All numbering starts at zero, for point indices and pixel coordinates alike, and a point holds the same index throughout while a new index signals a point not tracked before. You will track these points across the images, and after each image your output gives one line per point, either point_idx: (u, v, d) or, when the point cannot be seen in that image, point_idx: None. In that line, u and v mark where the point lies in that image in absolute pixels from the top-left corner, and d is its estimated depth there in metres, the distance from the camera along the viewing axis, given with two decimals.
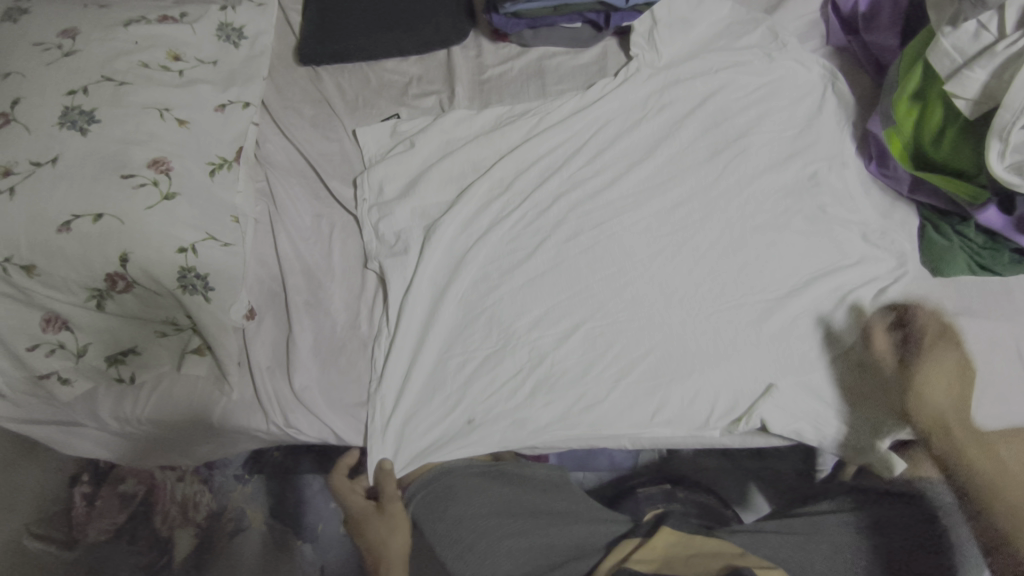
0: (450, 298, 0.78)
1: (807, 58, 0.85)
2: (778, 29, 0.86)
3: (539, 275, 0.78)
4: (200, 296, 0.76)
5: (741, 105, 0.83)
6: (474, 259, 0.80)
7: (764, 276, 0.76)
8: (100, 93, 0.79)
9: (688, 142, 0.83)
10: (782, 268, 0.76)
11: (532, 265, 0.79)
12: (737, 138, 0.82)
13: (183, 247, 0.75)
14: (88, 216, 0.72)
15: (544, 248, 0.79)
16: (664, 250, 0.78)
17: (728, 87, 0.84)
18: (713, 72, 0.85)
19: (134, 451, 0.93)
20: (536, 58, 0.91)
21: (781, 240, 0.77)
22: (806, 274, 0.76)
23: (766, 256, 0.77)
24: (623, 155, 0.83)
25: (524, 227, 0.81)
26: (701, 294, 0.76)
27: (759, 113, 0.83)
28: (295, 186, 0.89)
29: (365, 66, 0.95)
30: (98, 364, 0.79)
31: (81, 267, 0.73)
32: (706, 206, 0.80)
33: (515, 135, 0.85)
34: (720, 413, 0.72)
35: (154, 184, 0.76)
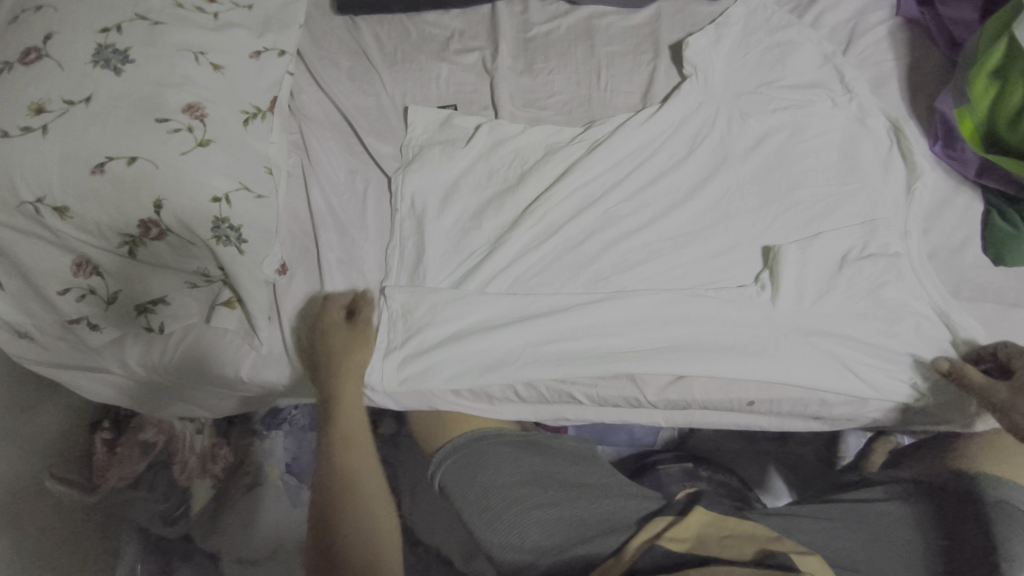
0: (475, 341, 0.71)
1: (869, 97, 0.75)
2: (844, 70, 0.76)
3: (563, 330, 0.71)
4: (234, 248, 0.74)
5: (799, 154, 0.74)
6: (489, 318, 0.73)
7: (814, 355, 0.66)
8: (134, 32, 0.76)
9: (736, 190, 0.75)
10: (835, 351, 0.67)
11: (564, 318, 0.71)
12: (789, 188, 0.74)
13: (217, 196, 0.74)
14: (122, 159, 0.70)
15: (573, 299, 0.72)
16: (702, 317, 0.70)
17: (785, 134, 0.75)
18: (769, 111, 0.76)
19: (156, 399, 0.92)
20: (585, 17, 0.87)
21: (833, 315, 0.68)
22: (865, 359, 0.67)
23: (818, 332, 0.68)
24: (664, 194, 0.76)
25: (551, 270, 0.75)
26: (746, 360, 0.67)
27: (815, 161, 0.74)
28: (330, 140, 0.86)
29: (404, 18, 0.91)
30: (129, 312, 0.77)
31: (115, 211, 0.71)
32: (749, 270, 0.72)
33: (559, 99, 0.83)
34: (756, 396, 0.69)
35: (188, 129, 0.74)
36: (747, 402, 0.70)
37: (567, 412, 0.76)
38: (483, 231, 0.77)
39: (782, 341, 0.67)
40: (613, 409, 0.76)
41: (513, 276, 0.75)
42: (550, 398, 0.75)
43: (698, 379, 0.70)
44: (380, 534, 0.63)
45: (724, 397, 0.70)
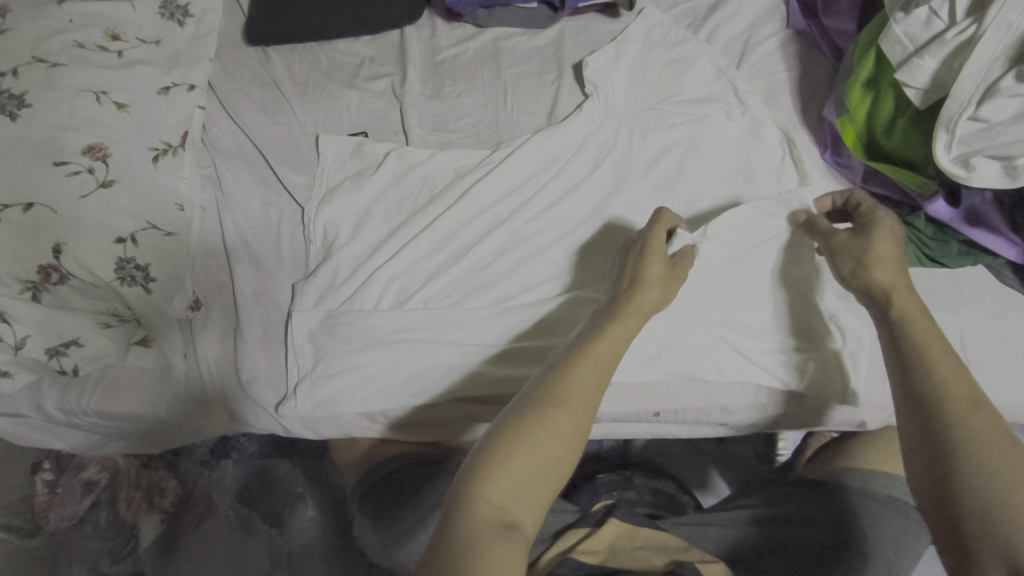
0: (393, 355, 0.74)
1: (759, 108, 0.77)
2: (736, 82, 0.78)
3: (473, 348, 0.73)
4: (141, 288, 0.74)
5: (698, 167, 0.76)
6: (394, 333, 0.75)
7: (709, 344, 0.70)
8: (30, 75, 0.76)
9: (639, 204, 0.77)
10: (725, 344, 0.70)
11: (471, 333, 0.74)
12: (688, 202, 0.75)
13: (122, 237, 0.74)
14: (18, 206, 0.70)
15: (477, 320, 0.74)
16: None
17: (684, 147, 0.77)
18: (668, 127, 0.78)
19: (92, 441, 0.90)
20: (491, 39, 0.87)
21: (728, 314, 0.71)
22: (756, 348, 0.70)
23: (716, 325, 0.70)
24: (571, 212, 0.78)
25: (460, 292, 0.76)
26: (645, 353, 0.69)
27: (712, 174, 0.76)
28: (243, 172, 0.87)
29: (315, 47, 0.92)
30: (38, 356, 0.75)
31: (14, 259, 0.70)
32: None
33: (468, 122, 0.84)
34: (661, 407, 0.71)
35: (89, 171, 0.74)
36: (653, 412, 0.71)
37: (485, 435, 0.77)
38: (393, 253, 0.78)
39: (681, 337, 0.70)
40: None
41: (424, 300, 0.77)
42: (467, 417, 0.76)
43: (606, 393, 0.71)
44: (512, 511, 0.48)
45: (630, 409, 0.71)
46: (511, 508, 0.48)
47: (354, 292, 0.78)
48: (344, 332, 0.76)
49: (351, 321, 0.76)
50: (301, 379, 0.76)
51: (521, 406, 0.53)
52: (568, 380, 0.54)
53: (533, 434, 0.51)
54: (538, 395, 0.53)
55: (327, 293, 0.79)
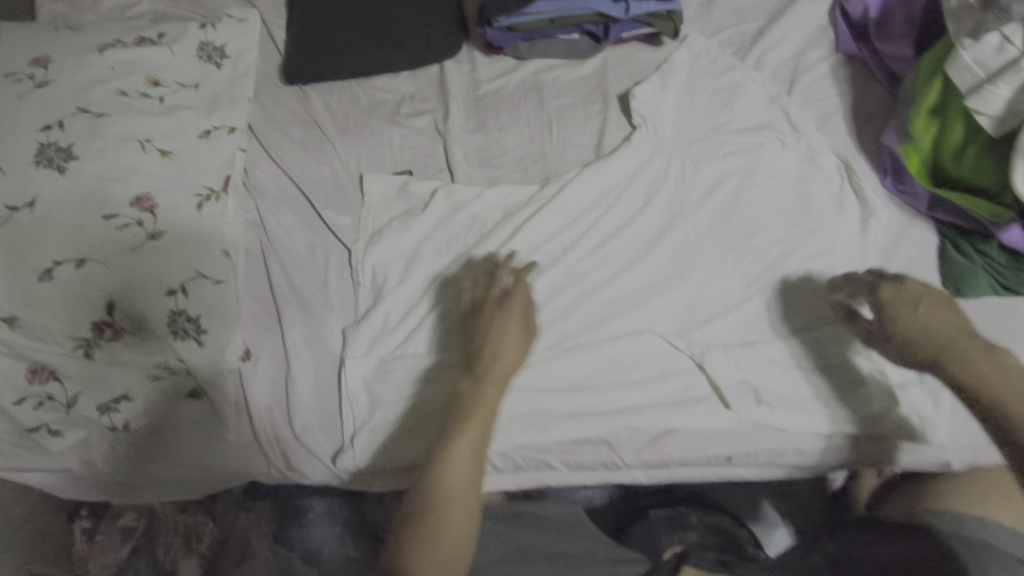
0: (452, 399, 0.73)
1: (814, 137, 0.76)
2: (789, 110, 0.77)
3: (536, 390, 0.71)
4: (193, 342, 0.73)
5: (754, 198, 0.75)
6: (454, 377, 0.75)
7: (783, 383, 0.69)
8: (76, 126, 0.75)
9: (695, 240, 0.75)
10: (796, 383, 0.69)
11: (530, 376, 0.72)
12: (746, 234, 0.74)
13: (173, 288, 0.73)
14: (70, 262, 0.69)
15: (534, 361, 0.72)
16: (666, 353, 0.72)
17: (738, 177, 0.76)
18: (720, 157, 0.77)
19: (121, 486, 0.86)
20: (533, 72, 0.86)
21: (792, 352, 0.70)
22: (825, 387, 0.69)
23: (781, 364, 0.70)
24: (626, 247, 0.76)
25: None
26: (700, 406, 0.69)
27: (768, 204, 0.75)
28: (287, 215, 0.85)
29: (353, 84, 0.91)
30: (90, 413, 0.74)
31: (66, 316, 0.69)
32: (708, 308, 0.73)
33: (514, 157, 0.83)
34: (733, 449, 0.69)
35: (138, 223, 0.73)
36: (724, 456, 0.70)
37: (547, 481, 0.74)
38: (449, 296, 0.78)
39: (755, 380, 0.69)
40: (594, 474, 0.73)
41: None
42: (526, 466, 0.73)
43: (676, 436, 0.70)
44: None
45: (700, 452, 0.69)
46: None
47: (408, 335, 0.77)
48: (404, 375, 0.76)
49: (407, 367, 0.76)
50: (358, 429, 0.75)
51: (431, 465, 0.60)
52: (446, 454, 0.60)
53: (443, 506, 0.57)
54: (427, 472, 0.59)
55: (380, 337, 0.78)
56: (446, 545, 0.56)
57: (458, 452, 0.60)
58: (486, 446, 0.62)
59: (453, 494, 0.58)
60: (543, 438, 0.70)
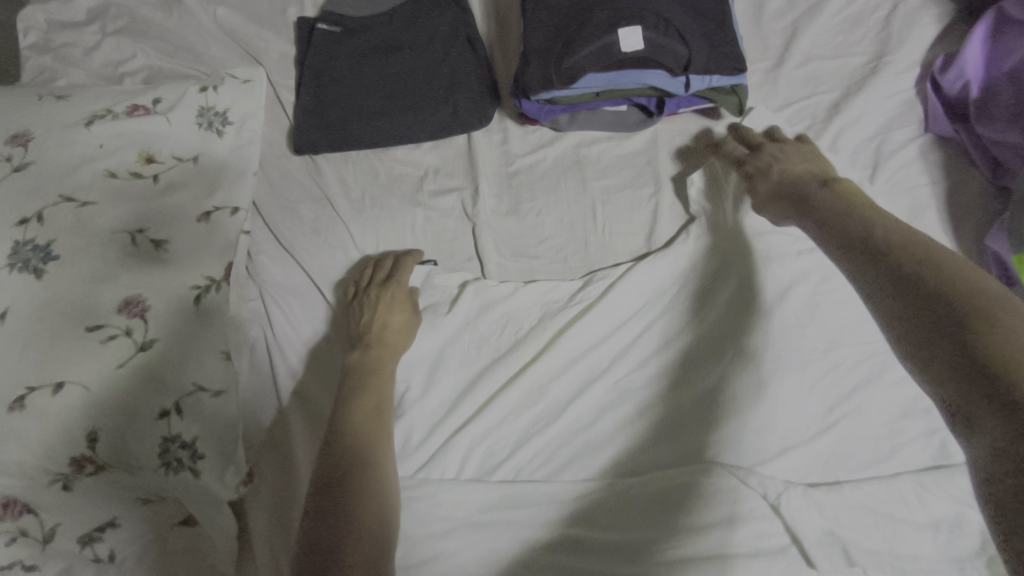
0: (489, 539, 0.60)
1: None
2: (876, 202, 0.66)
3: (584, 538, 0.58)
4: (189, 472, 0.63)
5: (833, 306, 0.66)
6: (490, 507, 0.62)
7: (882, 538, 0.55)
8: (58, 218, 0.66)
9: (769, 344, 0.63)
10: (898, 541, 0.55)
11: (578, 517, 0.61)
12: (825, 347, 0.64)
13: (166, 409, 0.64)
14: (46, 387, 0.60)
15: (579, 498, 0.61)
16: (735, 493, 0.57)
17: (814, 280, 0.66)
18: (792, 255, 0.67)
19: None
20: (572, 146, 0.77)
21: (892, 498, 0.57)
22: (941, 547, 0.55)
23: (877, 512, 0.56)
24: (683, 359, 0.66)
25: (559, 459, 0.64)
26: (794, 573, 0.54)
27: (849, 314, 0.65)
28: (295, 307, 0.76)
29: (370, 154, 0.81)
30: (70, 548, 0.65)
31: (41, 449, 0.60)
32: (783, 434, 0.60)
33: (552, 245, 0.73)
34: None
35: (126, 333, 0.64)
36: None
37: None
38: (481, 410, 0.67)
39: (842, 529, 0.55)
40: None
41: (515, 469, 0.65)
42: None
43: None
44: (361, 515, 0.53)
45: None
46: (372, 513, 0.54)
47: (432, 458, 0.65)
48: (430, 500, 0.62)
49: (431, 498, 0.62)
50: None
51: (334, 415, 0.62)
52: (349, 416, 0.61)
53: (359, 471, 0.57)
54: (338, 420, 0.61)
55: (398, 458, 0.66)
56: (369, 477, 0.57)
57: (356, 402, 0.63)
58: (386, 416, 0.63)
59: (364, 462, 0.58)
60: None
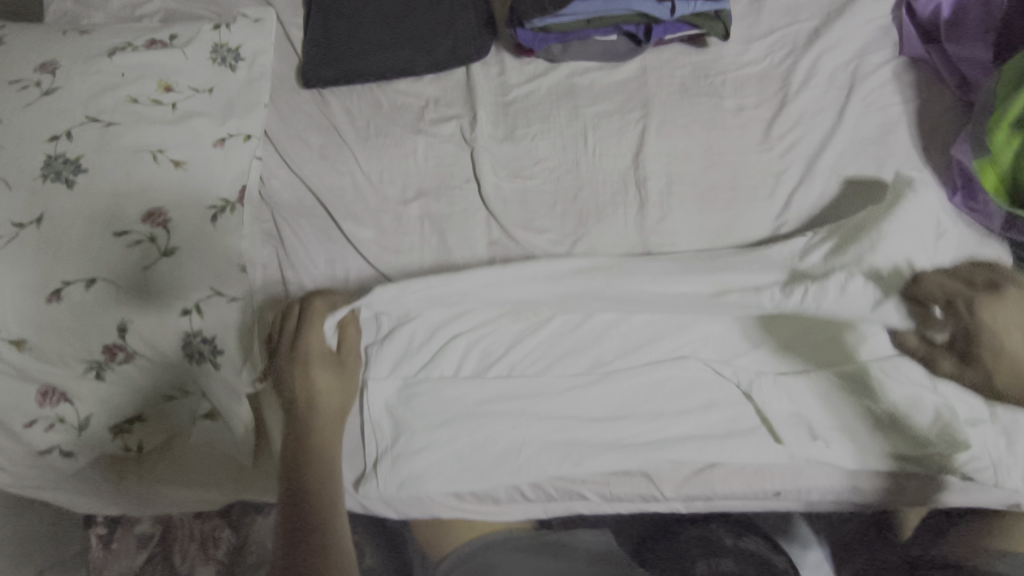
0: (482, 427, 0.68)
1: (866, 151, 0.70)
2: (844, 120, 0.71)
3: (577, 417, 0.67)
4: (209, 363, 0.70)
5: (811, 207, 0.70)
6: (484, 401, 0.69)
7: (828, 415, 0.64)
8: (85, 137, 0.72)
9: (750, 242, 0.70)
10: (861, 427, 0.64)
11: (567, 405, 0.68)
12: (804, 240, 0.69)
13: (187, 308, 0.69)
14: (80, 282, 0.66)
15: (568, 389, 0.68)
16: (710, 380, 0.68)
17: (793, 183, 0.71)
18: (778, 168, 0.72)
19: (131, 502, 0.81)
20: (565, 76, 0.81)
21: (856, 386, 0.64)
22: (882, 421, 0.63)
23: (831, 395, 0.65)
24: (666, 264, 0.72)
25: (548, 356, 0.70)
26: (743, 439, 0.65)
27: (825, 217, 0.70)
28: (304, 226, 0.81)
29: (374, 87, 0.86)
30: (103, 436, 0.71)
31: (77, 339, 0.66)
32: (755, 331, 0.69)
33: (546, 167, 0.78)
34: (783, 485, 0.65)
35: (151, 240, 0.69)
36: (773, 492, 0.65)
37: (579, 510, 0.71)
38: (476, 317, 0.72)
39: (797, 409, 0.65)
40: (629, 505, 0.69)
41: (508, 367, 0.70)
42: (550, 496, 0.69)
43: (719, 470, 0.65)
44: None
45: (742, 484, 0.65)
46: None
47: (433, 357, 0.71)
48: (426, 394, 0.70)
49: (431, 393, 0.69)
50: (379, 456, 0.70)
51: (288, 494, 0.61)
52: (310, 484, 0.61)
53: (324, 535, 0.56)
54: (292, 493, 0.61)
55: (403, 359, 0.72)
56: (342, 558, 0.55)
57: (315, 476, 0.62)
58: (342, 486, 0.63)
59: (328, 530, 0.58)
60: (577, 470, 0.66)
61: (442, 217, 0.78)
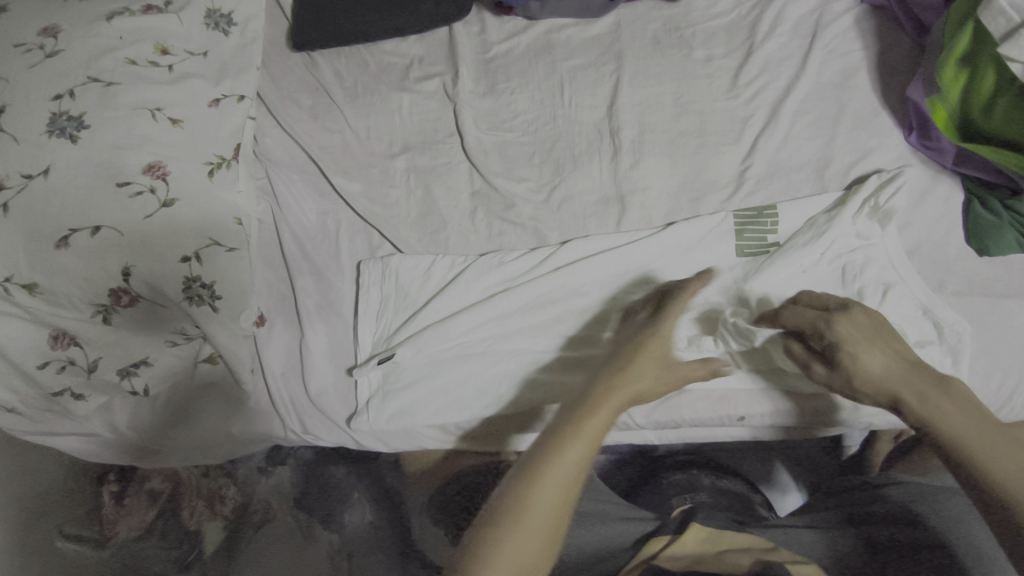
0: (469, 362, 0.73)
1: (829, 95, 0.74)
2: (807, 65, 0.75)
3: (555, 350, 0.72)
4: (208, 306, 0.74)
5: (776, 148, 0.74)
6: (473, 338, 0.74)
7: None
8: (87, 95, 0.76)
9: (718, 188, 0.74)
10: None
11: (548, 338, 0.73)
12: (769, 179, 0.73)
13: (187, 255, 0.73)
14: (85, 230, 0.70)
15: (549, 322, 0.73)
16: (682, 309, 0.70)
17: (758, 129, 0.75)
18: (745, 113, 0.75)
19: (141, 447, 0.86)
20: (543, 32, 0.84)
21: None
22: None
23: None
24: (643, 205, 0.75)
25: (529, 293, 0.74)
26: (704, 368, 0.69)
27: (790, 160, 0.73)
28: (297, 182, 0.85)
29: (361, 49, 0.90)
30: (111, 378, 0.76)
31: (85, 283, 0.71)
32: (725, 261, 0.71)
33: (524, 120, 0.82)
34: (747, 410, 0.69)
35: (151, 191, 0.73)
36: (737, 417, 0.69)
37: None
38: (469, 263, 0.77)
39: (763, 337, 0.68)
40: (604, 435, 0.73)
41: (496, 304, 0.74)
42: (526, 426, 0.74)
43: (688, 399, 0.70)
44: None
45: (709, 411, 0.69)
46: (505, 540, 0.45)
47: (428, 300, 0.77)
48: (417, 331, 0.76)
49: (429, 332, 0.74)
50: (372, 393, 0.76)
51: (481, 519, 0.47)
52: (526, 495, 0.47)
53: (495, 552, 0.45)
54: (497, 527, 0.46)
55: (400, 298, 0.78)
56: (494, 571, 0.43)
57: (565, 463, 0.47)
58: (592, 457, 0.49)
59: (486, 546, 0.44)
60: (554, 400, 0.71)
61: (427, 169, 0.82)
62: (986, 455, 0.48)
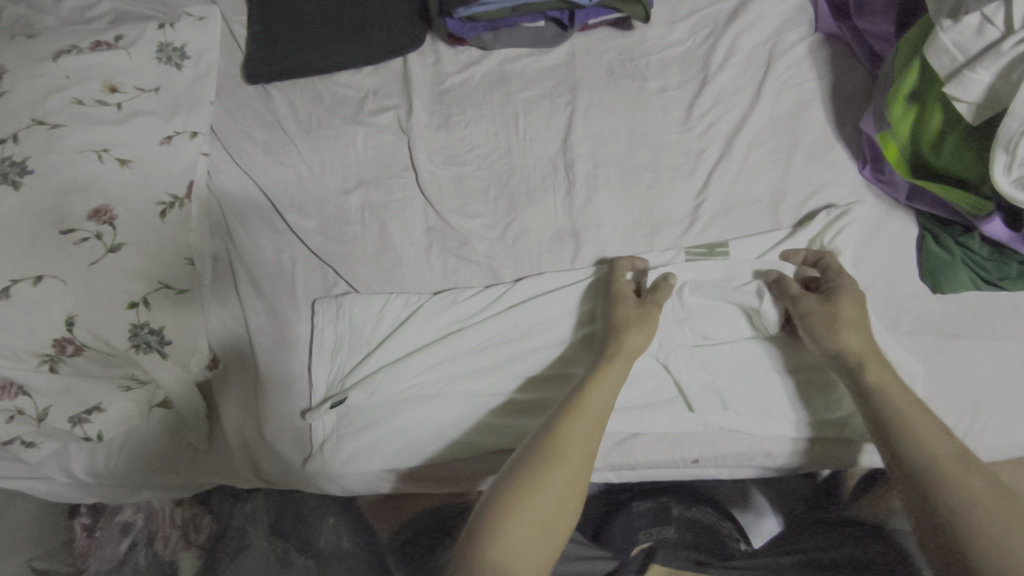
0: (423, 404, 0.72)
1: (782, 128, 0.73)
2: (761, 97, 0.74)
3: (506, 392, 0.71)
4: (157, 353, 0.73)
5: (731, 181, 0.73)
6: (425, 379, 0.73)
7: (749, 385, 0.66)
8: (31, 139, 0.73)
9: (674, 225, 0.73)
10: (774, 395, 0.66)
11: (499, 379, 0.72)
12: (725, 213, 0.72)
13: (134, 301, 0.72)
14: (28, 279, 0.68)
15: (499, 362, 0.72)
16: None
17: (712, 162, 0.74)
18: (699, 146, 0.74)
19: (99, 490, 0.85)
20: (497, 63, 0.83)
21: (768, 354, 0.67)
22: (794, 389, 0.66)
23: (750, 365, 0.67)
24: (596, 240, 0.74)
25: (480, 332, 0.73)
26: (659, 411, 0.68)
27: (744, 194, 0.72)
28: (251, 219, 0.84)
29: (316, 81, 0.88)
30: (62, 426, 0.74)
31: (27, 333, 0.68)
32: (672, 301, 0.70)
33: (479, 153, 0.80)
34: (700, 453, 0.68)
35: (97, 236, 0.71)
36: (691, 459, 0.68)
37: None
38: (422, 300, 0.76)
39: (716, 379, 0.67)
40: None
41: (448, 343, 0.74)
42: (479, 470, 0.72)
43: (642, 441, 0.68)
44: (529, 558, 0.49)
45: (665, 454, 0.68)
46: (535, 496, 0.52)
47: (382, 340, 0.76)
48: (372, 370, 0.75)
49: (385, 373, 0.73)
50: (326, 437, 0.74)
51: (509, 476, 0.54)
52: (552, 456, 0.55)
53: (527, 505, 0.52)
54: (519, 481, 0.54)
55: (353, 337, 0.77)
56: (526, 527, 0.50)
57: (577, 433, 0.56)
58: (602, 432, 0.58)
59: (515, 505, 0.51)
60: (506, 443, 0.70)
61: (382, 205, 0.81)
62: (927, 427, 0.54)
